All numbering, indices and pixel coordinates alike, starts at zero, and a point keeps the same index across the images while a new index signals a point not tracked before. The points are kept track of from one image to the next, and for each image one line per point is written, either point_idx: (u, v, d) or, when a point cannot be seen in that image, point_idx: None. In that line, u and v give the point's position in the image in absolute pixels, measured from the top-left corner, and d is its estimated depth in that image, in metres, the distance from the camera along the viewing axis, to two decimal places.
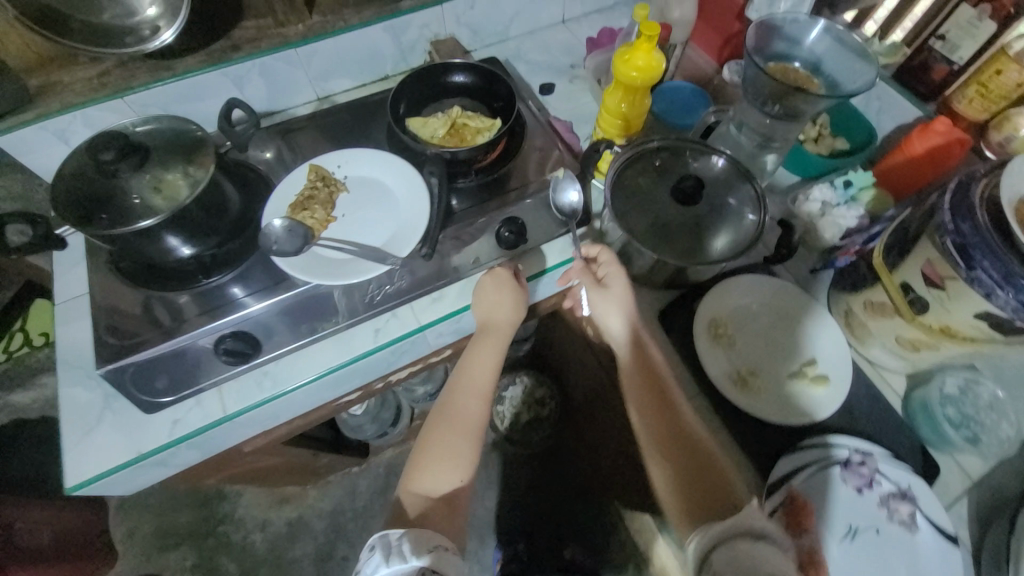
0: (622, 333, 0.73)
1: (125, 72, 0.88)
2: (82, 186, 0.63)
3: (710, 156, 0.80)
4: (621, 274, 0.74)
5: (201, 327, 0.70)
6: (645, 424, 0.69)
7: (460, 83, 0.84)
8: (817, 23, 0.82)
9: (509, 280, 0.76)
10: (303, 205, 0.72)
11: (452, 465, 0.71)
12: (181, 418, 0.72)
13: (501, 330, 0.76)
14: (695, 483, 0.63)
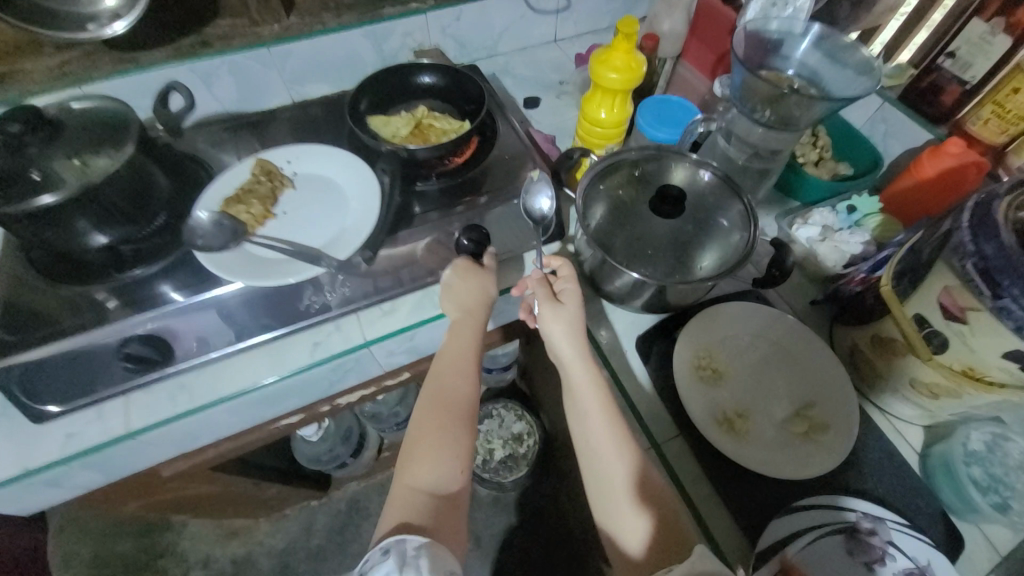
0: (571, 355, 0.62)
1: (88, 60, 0.84)
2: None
3: (697, 167, 0.72)
4: (576, 291, 0.65)
5: (123, 322, 0.64)
6: (591, 455, 0.59)
7: (428, 84, 0.80)
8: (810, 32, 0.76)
9: (472, 264, 0.67)
10: (240, 198, 0.65)
11: (449, 457, 0.60)
12: (76, 433, 0.61)
13: (475, 314, 0.66)
14: (642, 531, 0.54)
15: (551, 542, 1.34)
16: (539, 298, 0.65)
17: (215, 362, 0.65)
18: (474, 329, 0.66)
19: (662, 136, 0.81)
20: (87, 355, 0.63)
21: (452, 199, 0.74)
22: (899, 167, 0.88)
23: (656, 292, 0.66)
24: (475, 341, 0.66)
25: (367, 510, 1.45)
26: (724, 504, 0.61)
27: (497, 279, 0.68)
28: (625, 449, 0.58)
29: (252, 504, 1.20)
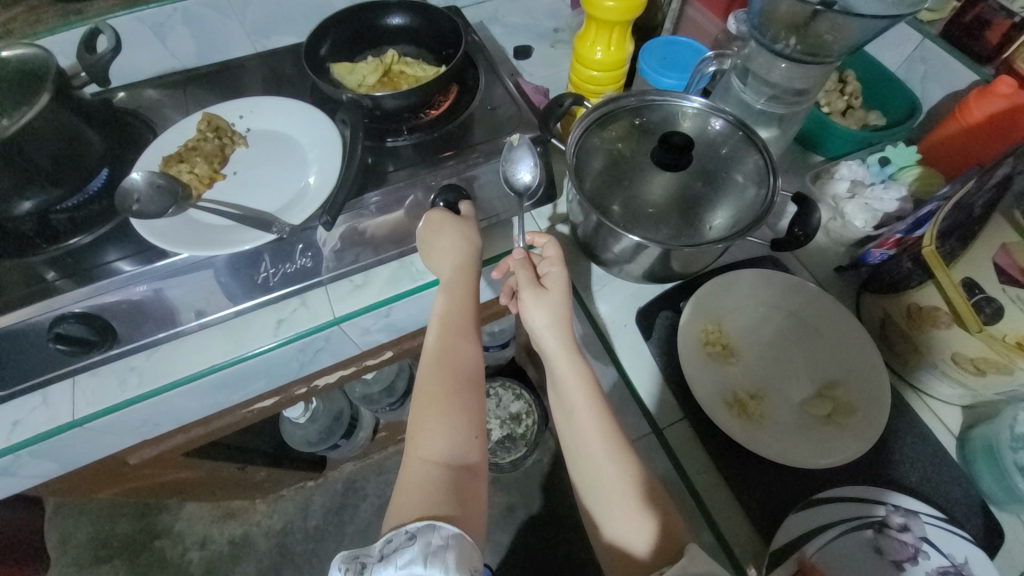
0: (552, 339, 0.55)
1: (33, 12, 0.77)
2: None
3: (707, 116, 0.62)
4: (560, 272, 0.57)
5: (55, 299, 0.56)
6: (579, 455, 0.53)
7: (399, 26, 0.71)
8: None
9: (456, 219, 0.59)
10: (181, 156, 0.58)
11: (463, 424, 0.52)
12: (23, 420, 0.56)
13: (467, 270, 0.58)
14: (636, 522, 0.48)
15: (551, 522, 1.30)
16: (520, 280, 0.57)
17: (172, 341, 0.59)
18: (468, 285, 0.57)
19: (667, 82, 0.71)
20: (17, 336, 0.55)
21: (432, 153, 0.65)
22: (940, 114, 0.77)
23: (657, 258, 0.58)
24: (471, 300, 0.57)
25: (364, 491, 1.41)
26: (733, 493, 0.54)
27: (479, 227, 0.60)
28: (615, 440, 0.51)
29: (243, 487, 1.17)
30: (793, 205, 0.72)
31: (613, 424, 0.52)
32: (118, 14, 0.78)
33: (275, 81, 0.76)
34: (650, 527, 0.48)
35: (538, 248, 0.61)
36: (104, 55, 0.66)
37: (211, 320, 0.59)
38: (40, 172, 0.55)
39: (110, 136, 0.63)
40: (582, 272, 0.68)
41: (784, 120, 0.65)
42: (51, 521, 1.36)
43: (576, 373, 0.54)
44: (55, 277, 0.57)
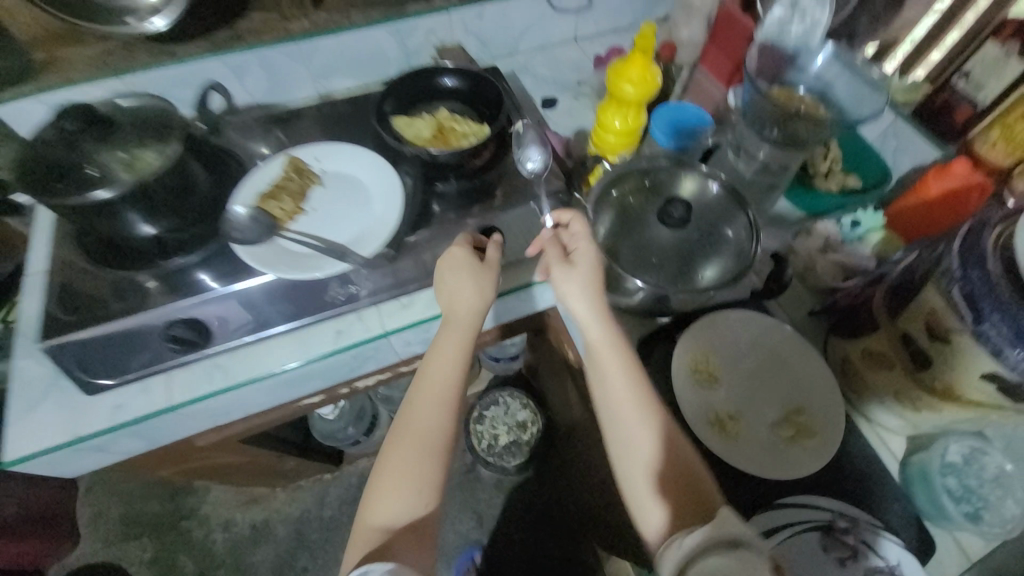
0: (587, 320, 0.65)
1: (128, 48, 0.88)
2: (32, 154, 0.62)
3: (705, 180, 0.74)
4: (585, 243, 0.67)
5: (154, 310, 0.66)
6: (612, 413, 0.64)
7: (450, 87, 0.82)
8: (825, 48, 0.78)
9: (471, 264, 0.68)
10: (273, 195, 0.71)
11: (413, 491, 0.65)
12: (124, 403, 0.69)
13: (466, 326, 0.69)
14: (663, 473, 0.60)
15: (550, 522, 1.41)
16: (551, 259, 0.67)
17: (250, 345, 0.71)
18: (464, 348, 0.69)
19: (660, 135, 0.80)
20: (120, 338, 0.67)
21: (475, 199, 0.78)
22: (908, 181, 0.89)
23: (659, 298, 0.70)
24: (455, 370, 0.69)
25: None
26: None
27: (498, 273, 0.70)
28: (644, 410, 0.63)
29: (271, 475, 1.28)
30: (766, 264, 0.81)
31: (640, 407, 0.63)
32: (207, 58, 0.90)
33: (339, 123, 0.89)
34: (670, 494, 0.59)
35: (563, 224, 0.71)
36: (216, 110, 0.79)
37: (277, 329, 0.71)
38: (167, 207, 0.65)
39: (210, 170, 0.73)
40: None
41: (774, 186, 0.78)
42: (85, 499, 1.47)
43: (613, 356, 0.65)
44: (154, 285, 0.68)
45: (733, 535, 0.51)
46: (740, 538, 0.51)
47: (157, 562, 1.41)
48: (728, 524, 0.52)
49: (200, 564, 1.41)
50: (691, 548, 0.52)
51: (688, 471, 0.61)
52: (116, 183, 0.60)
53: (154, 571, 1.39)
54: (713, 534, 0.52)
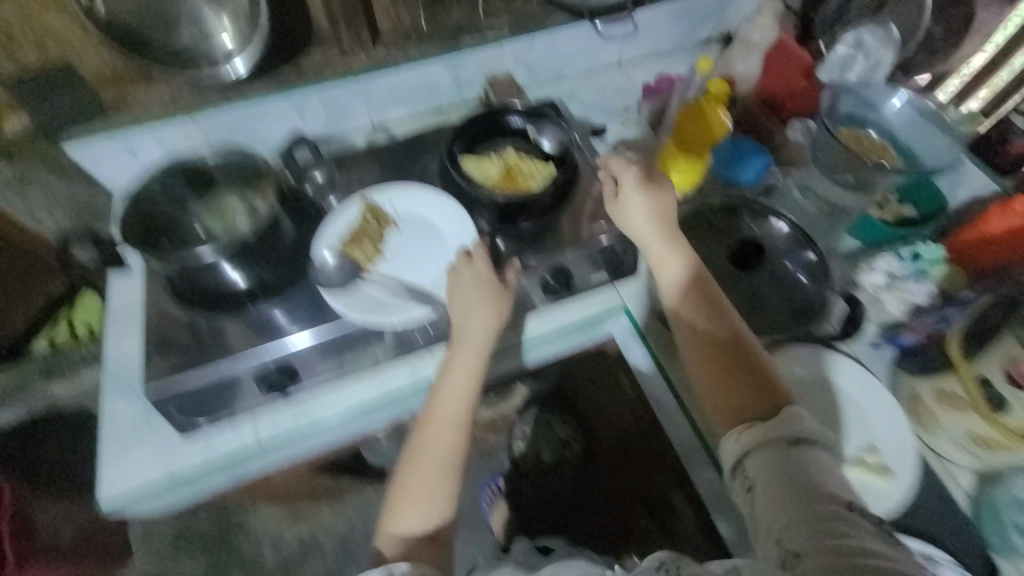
0: (655, 238, 0.73)
1: (198, 93, 0.90)
2: (143, 211, 0.70)
3: (771, 220, 0.77)
4: (660, 173, 0.76)
5: (241, 354, 0.68)
6: (680, 321, 0.69)
7: (517, 125, 0.86)
8: (898, 92, 0.84)
9: (494, 285, 0.70)
10: (356, 239, 0.73)
11: (433, 499, 0.66)
12: (215, 441, 0.72)
13: (479, 343, 0.70)
14: (733, 367, 0.65)
15: None
16: (608, 198, 0.75)
17: (331, 384, 0.74)
18: (479, 360, 0.70)
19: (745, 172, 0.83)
20: (207, 384, 0.68)
21: (545, 236, 0.79)
22: None
23: None
24: (472, 384, 0.70)
25: None
26: None
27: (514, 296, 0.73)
28: (711, 313, 0.68)
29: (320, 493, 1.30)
30: (840, 302, 0.75)
31: (706, 309, 0.68)
32: (274, 95, 0.92)
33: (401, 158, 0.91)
34: (734, 389, 0.64)
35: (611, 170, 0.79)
36: (307, 163, 0.80)
37: (357, 372, 0.75)
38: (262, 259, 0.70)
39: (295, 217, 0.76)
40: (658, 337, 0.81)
41: None
42: None
43: (677, 266, 0.72)
44: (233, 330, 0.70)
45: (796, 434, 0.58)
46: (803, 439, 0.57)
47: None
48: (794, 424, 0.58)
49: None
50: (754, 442, 0.58)
51: (753, 362, 0.66)
52: (219, 241, 0.66)
53: None
54: (768, 436, 0.58)
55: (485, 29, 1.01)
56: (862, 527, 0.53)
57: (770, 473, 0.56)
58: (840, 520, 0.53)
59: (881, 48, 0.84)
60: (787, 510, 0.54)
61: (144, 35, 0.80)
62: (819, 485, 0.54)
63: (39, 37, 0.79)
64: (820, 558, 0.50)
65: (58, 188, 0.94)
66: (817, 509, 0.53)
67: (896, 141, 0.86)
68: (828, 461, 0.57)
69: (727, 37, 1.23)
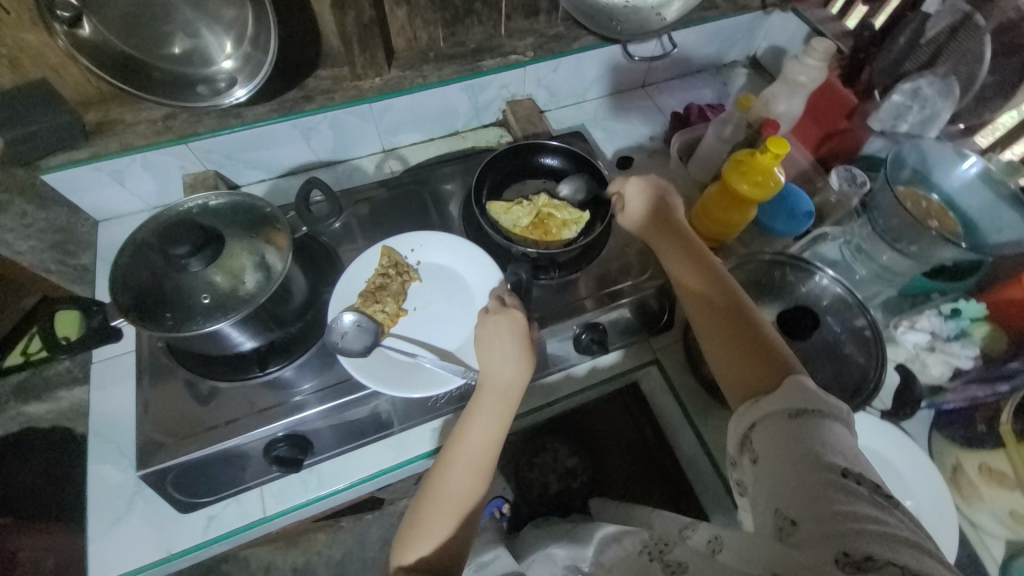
0: (660, 235, 0.69)
1: (193, 115, 0.81)
2: (139, 273, 0.58)
3: (817, 279, 0.73)
4: (657, 176, 0.72)
5: (249, 431, 0.61)
6: (690, 302, 0.64)
7: (550, 165, 0.84)
8: (968, 158, 0.77)
9: (524, 333, 0.61)
10: (374, 296, 0.66)
11: (440, 532, 0.55)
12: (216, 515, 0.65)
13: (508, 395, 0.59)
14: (735, 339, 0.59)
15: None
16: (622, 189, 0.72)
17: (346, 450, 0.69)
18: (507, 412, 0.59)
19: (778, 224, 0.80)
20: (210, 461, 0.61)
21: (574, 293, 0.75)
22: None
23: None
24: (498, 433, 0.59)
25: None
26: None
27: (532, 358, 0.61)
28: (716, 286, 0.63)
29: None
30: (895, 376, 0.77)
31: (708, 285, 0.63)
32: (278, 121, 0.83)
33: (419, 192, 0.85)
34: (745, 361, 0.57)
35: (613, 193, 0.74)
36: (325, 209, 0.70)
37: (368, 438, 0.69)
38: (272, 319, 0.63)
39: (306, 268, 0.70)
40: (691, 394, 0.77)
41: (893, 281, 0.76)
42: None
43: (686, 253, 0.67)
44: (239, 395, 0.64)
45: (800, 405, 0.49)
46: (810, 408, 0.49)
47: None
48: (798, 395, 0.50)
49: None
50: (763, 412, 0.51)
51: (758, 335, 0.59)
52: (241, 311, 0.57)
53: None
54: (772, 404, 0.51)
55: (509, 51, 0.94)
56: (885, 505, 0.42)
57: (778, 442, 0.48)
58: (841, 491, 0.43)
59: (941, 100, 0.81)
60: (797, 471, 0.45)
61: (140, 60, 0.70)
62: (824, 454, 0.45)
63: (13, 56, 0.71)
64: (821, 533, 0.41)
65: (32, 216, 0.80)
66: (821, 478, 0.44)
67: (956, 206, 0.79)
68: (842, 435, 0.48)
69: (753, 61, 1.18)
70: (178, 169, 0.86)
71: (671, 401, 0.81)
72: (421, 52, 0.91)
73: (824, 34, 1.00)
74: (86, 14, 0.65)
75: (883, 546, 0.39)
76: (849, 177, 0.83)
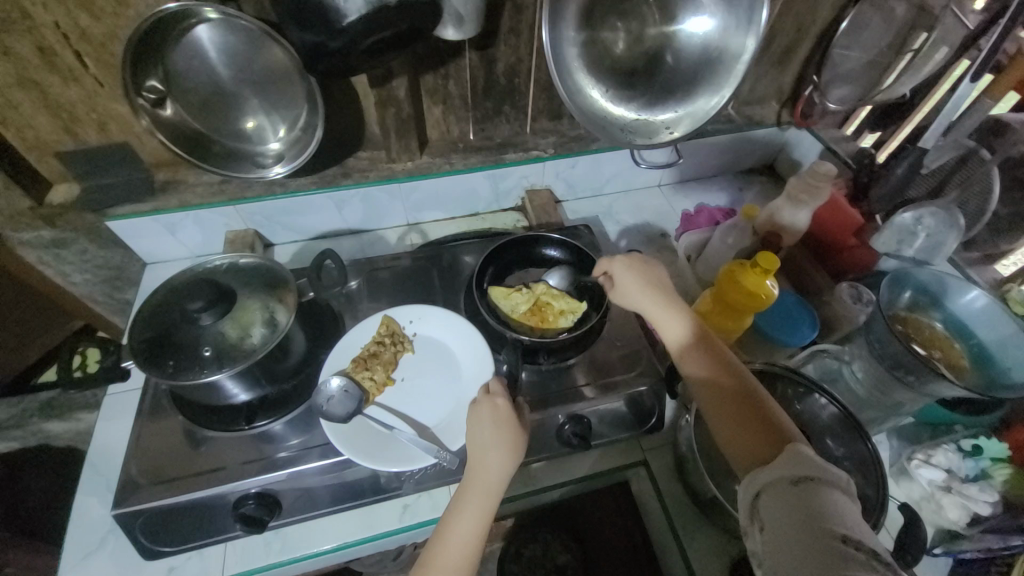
0: (652, 303, 0.70)
1: (243, 182, 0.92)
2: (158, 321, 0.65)
3: (815, 397, 0.70)
4: (645, 257, 0.76)
5: (225, 484, 0.63)
6: (690, 377, 0.64)
7: (553, 255, 0.89)
8: (970, 291, 0.76)
9: (512, 421, 0.62)
10: (365, 363, 0.70)
11: None
12: (177, 565, 0.65)
13: (490, 496, 0.59)
14: (736, 413, 0.58)
15: None
16: (613, 269, 0.75)
17: (315, 516, 0.68)
18: (492, 501, 0.59)
19: (781, 336, 0.79)
20: (181, 509, 0.63)
21: (568, 380, 0.75)
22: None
23: None
24: (479, 526, 0.58)
25: None
26: None
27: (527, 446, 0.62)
28: (716, 361, 0.63)
29: None
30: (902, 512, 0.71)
31: (707, 353, 0.65)
32: (316, 192, 0.93)
33: (431, 265, 0.90)
34: (745, 429, 0.57)
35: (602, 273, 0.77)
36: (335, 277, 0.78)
37: (351, 503, 0.68)
38: (269, 374, 0.67)
39: (310, 328, 0.75)
40: (678, 504, 0.74)
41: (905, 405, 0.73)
42: None
43: (683, 330, 0.68)
44: (223, 445, 0.67)
45: (799, 473, 0.49)
46: (810, 476, 0.48)
47: None
48: (798, 463, 0.50)
49: None
50: (764, 481, 0.51)
51: (757, 401, 0.59)
52: (238, 363, 0.61)
53: None
54: (774, 472, 0.50)
55: (531, 147, 1.02)
56: (886, 572, 0.42)
57: (781, 513, 0.47)
58: (842, 559, 0.43)
59: (945, 229, 0.85)
60: (799, 542, 0.45)
61: (204, 134, 0.82)
62: (824, 522, 0.45)
63: (102, 121, 0.85)
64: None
65: (90, 254, 0.92)
66: (821, 546, 0.44)
67: (969, 337, 0.76)
68: (843, 502, 0.47)
69: (769, 168, 1.22)
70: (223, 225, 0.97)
71: (657, 506, 0.76)
72: (451, 142, 1.01)
73: (836, 153, 1.04)
74: (169, 98, 0.77)
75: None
76: (856, 295, 0.83)
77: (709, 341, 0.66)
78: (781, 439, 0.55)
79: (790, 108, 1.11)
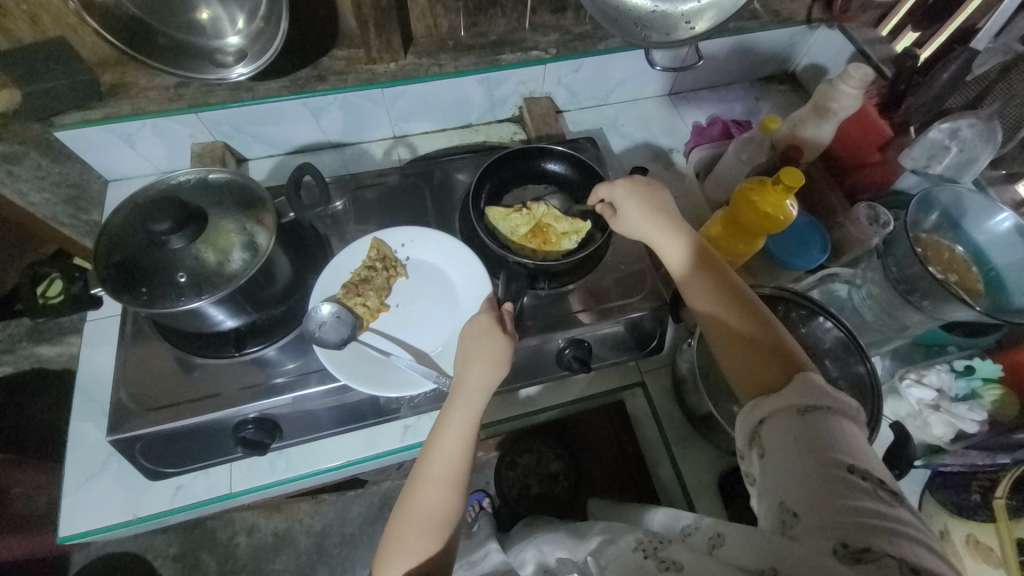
0: (659, 230, 0.66)
1: (204, 85, 0.80)
2: (125, 245, 0.59)
3: (820, 322, 0.69)
4: (646, 182, 0.70)
5: (220, 409, 0.61)
6: (698, 303, 0.61)
7: (555, 170, 0.83)
8: (1001, 213, 0.71)
9: (496, 336, 0.60)
10: (357, 289, 0.66)
11: (422, 536, 0.54)
12: (185, 485, 0.67)
13: (472, 411, 0.58)
14: (745, 340, 0.57)
15: None
16: (617, 193, 0.70)
17: (316, 437, 0.69)
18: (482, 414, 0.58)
19: (791, 258, 0.76)
20: (183, 434, 0.63)
21: (567, 305, 0.72)
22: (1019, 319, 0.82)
23: None
24: (469, 439, 0.57)
25: None
26: None
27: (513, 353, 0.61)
28: (726, 287, 0.60)
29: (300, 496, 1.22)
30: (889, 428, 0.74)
31: (716, 280, 0.61)
32: (288, 99, 0.83)
33: (422, 184, 0.83)
34: (754, 356, 0.55)
35: (599, 199, 0.72)
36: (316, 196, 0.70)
37: (352, 424, 0.69)
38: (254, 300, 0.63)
39: (296, 253, 0.71)
40: (673, 423, 0.76)
41: (907, 328, 0.73)
42: None
43: (692, 256, 0.64)
44: (215, 372, 0.65)
45: (809, 402, 0.48)
46: (820, 406, 0.48)
47: (181, 560, 1.25)
48: (808, 392, 0.49)
49: (221, 567, 1.25)
50: (770, 410, 0.50)
51: (768, 325, 0.57)
52: (218, 290, 0.57)
53: (176, 570, 1.24)
54: (782, 401, 0.49)
55: (531, 47, 0.89)
56: (889, 501, 0.43)
57: (787, 441, 0.47)
58: (847, 489, 0.43)
59: (981, 143, 0.78)
60: (803, 472, 0.45)
61: (146, 23, 0.70)
62: (831, 451, 0.45)
63: (33, 13, 0.70)
64: (823, 526, 0.42)
65: (46, 169, 0.80)
66: (826, 474, 0.44)
67: (983, 261, 0.74)
68: (851, 432, 0.47)
69: (789, 75, 1.11)
70: (187, 137, 0.87)
71: (651, 424, 0.78)
72: (440, 39, 0.88)
73: (869, 57, 0.93)
74: None
75: (883, 539, 0.41)
76: (873, 216, 0.79)
77: (719, 267, 0.62)
78: (789, 365, 0.53)
79: (825, 3, 0.96)
